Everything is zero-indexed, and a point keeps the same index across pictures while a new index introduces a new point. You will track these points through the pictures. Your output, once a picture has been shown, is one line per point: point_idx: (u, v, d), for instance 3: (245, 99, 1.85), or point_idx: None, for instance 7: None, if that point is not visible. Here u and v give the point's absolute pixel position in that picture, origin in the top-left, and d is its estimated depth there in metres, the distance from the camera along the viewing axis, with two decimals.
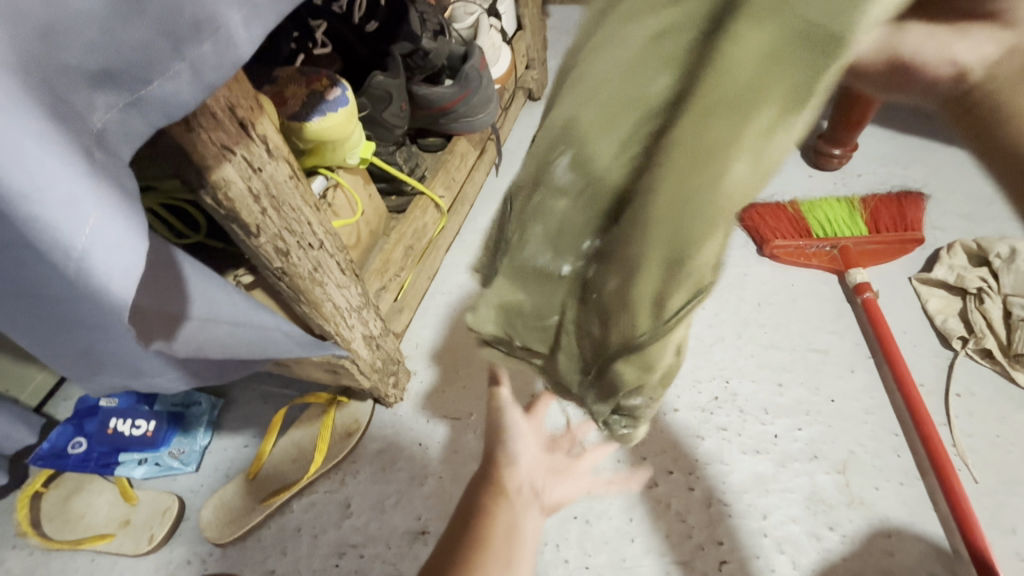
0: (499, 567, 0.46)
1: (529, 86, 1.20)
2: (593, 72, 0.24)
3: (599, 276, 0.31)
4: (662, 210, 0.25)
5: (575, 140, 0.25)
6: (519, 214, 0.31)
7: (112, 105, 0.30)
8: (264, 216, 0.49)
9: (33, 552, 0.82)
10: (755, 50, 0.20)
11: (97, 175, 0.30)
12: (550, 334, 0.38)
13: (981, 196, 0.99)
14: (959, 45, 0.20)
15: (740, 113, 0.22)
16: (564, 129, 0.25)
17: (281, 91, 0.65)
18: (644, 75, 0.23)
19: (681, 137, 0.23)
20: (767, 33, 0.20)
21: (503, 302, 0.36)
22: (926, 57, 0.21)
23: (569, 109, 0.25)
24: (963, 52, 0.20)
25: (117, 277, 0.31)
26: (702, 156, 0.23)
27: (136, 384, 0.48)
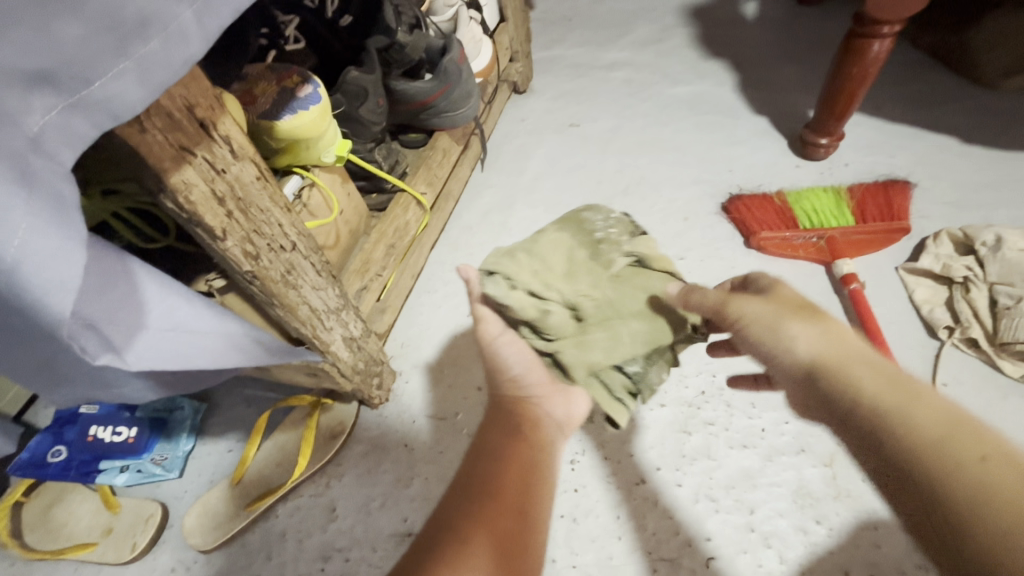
0: (513, 513, 0.46)
1: (513, 79, 1.18)
2: (585, 275, 0.60)
3: (655, 333, 0.58)
4: (650, 328, 0.58)
5: (597, 287, 0.59)
6: (586, 297, 0.59)
7: (50, 107, 0.28)
8: (229, 219, 0.48)
9: (15, 562, 0.80)
10: (641, 321, 0.58)
11: (29, 182, 0.28)
12: (604, 346, 0.57)
13: (968, 183, 0.98)
14: (782, 343, 0.50)
15: (652, 320, 0.58)
16: (590, 288, 0.59)
17: (250, 90, 0.63)
18: (606, 296, 0.59)
19: (642, 319, 0.58)
20: (641, 316, 0.58)
21: (564, 307, 0.58)
22: (827, 372, 0.46)
23: (587, 290, 0.59)
24: (800, 343, 0.49)
25: (56, 290, 0.30)
26: (656, 327, 0.58)
27: (103, 395, 0.47)
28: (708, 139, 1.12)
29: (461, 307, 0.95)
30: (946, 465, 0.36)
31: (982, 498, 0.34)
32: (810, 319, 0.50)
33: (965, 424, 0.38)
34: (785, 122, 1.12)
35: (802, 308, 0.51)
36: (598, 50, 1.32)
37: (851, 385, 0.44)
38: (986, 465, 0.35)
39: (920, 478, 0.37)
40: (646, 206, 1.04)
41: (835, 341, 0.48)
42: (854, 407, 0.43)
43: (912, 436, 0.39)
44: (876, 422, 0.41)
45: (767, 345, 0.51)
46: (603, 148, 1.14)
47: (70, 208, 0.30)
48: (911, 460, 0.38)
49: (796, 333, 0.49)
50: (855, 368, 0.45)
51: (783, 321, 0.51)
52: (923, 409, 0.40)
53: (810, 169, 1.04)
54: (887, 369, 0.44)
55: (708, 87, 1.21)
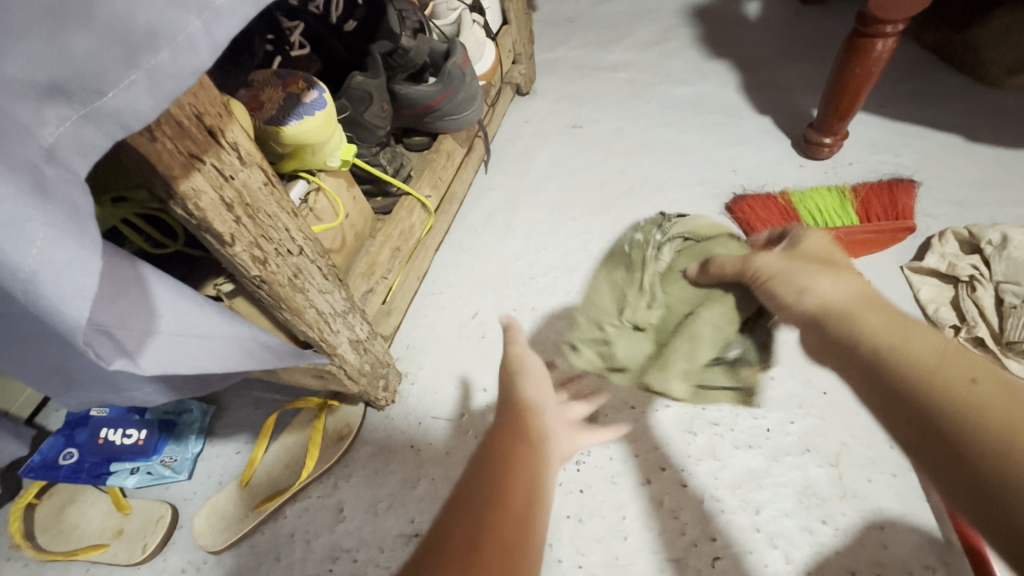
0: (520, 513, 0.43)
1: (517, 82, 1.19)
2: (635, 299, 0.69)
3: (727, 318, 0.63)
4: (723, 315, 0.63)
5: (658, 307, 0.67)
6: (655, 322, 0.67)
7: (63, 118, 0.29)
8: (237, 225, 0.48)
9: (27, 563, 0.81)
10: (713, 314, 0.63)
11: (45, 192, 0.29)
12: (690, 357, 0.66)
13: (975, 181, 0.98)
14: (801, 282, 0.50)
15: (720, 307, 0.63)
16: (652, 318, 0.67)
17: (257, 95, 0.64)
18: (672, 311, 0.66)
19: (712, 311, 0.63)
20: (707, 310, 0.64)
21: (631, 342, 0.69)
22: (836, 306, 0.46)
23: (650, 315, 0.67)
24: (816, 284, 0.49)
25: (71, 298, 0.31)
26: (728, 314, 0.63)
27: (115, 399, 0.48)
28: (712, 139, 1.12)
29: (466, 308, 0.96)
30: (939, 386, 0.36)
31: (976, 408, 0.34)
32: (822, 266, 0.51)
33: (961, 350, 0.38)
34: (788, 122, 1.12)
35: (817, 258, 0.53)
36: (601, 51, 1.32)
37: (857, 317, 0.44)
38: (977, 386, 0.35)
39: (919, 400, 0.37)
40: (650, 207, 1.04)
41: (844, 282, 0.48)
42: (857, 337, 0.42)
43: (909, 364, 0.38)
44: (879, 348, 0.41)
45: (785, 287, 0.51)
46: (606, 150, 1.14)
47: (83, 215, 0.31)
48: (909, 380, 0.38)
49: (811, 275, 0.50)
50: (861, 305, 0.45)
51: (802, 267, 0.51)
52: (922, 338, 0.40)
53: (814, 168, 1.04)
54: (888, 307, 0.44)
55: (711, 87, 1.21)
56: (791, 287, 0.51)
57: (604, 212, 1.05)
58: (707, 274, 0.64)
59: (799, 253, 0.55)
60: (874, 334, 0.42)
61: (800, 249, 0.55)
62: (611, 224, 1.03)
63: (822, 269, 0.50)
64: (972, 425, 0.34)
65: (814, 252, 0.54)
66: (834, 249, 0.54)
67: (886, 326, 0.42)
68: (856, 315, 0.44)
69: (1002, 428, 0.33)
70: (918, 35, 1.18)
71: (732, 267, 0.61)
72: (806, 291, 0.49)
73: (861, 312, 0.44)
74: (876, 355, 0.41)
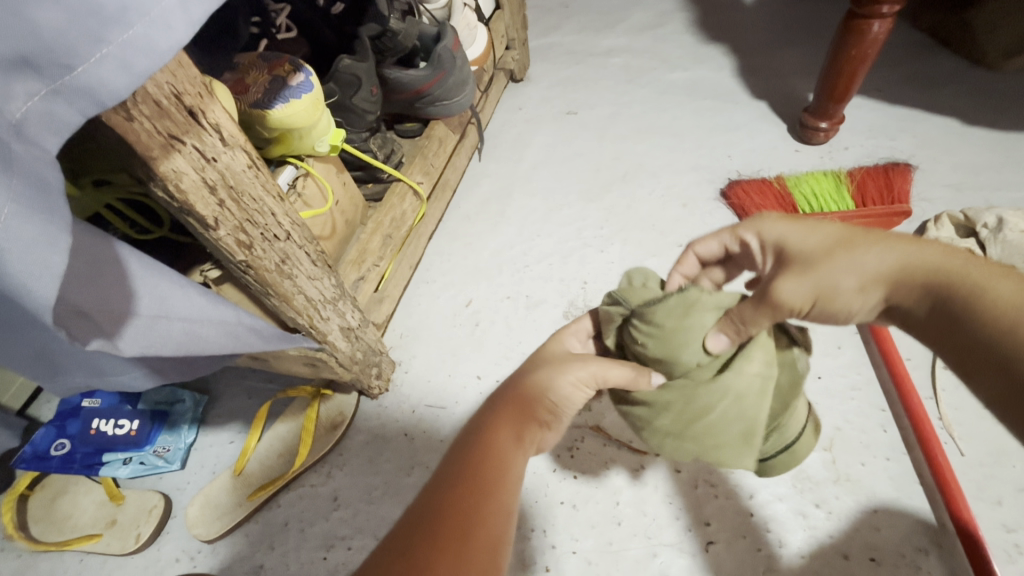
0: (495, 473, 0.41)
1: (510, 67, 1.17)
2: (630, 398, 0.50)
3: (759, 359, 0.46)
4: (761, 357, 0.46)
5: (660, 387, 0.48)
6: (678, 404, 0.47)
7: (32, 93, 0.28)
8: (221, 208, 0.47)
9: (21, 554, 0.81)
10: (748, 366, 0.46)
11: (13, 169, 0.29)
12: (745, 413, 0.46)
13: (971, 165, 0.97)
14: (843, 294, 0.42)
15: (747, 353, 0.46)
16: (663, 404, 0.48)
17: (243, 79, 0.63)
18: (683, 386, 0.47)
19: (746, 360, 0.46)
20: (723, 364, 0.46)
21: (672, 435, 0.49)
22: (900, 299, 0.41)
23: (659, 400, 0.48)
24: (852, 283, 0.42)
25: (40, 277, 0.31)
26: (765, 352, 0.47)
27: (100, 384, 0.48)
28: (707, 125, 1.11)
29: (459, 297, 0.95)
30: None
31: None
32: (839, 252, 0.43)
33: None
34: (784, 106, 1.11)
35: (824, 248, 0.43)
36: (596, 37, 1.31)
37: (928, 296, 0.39)
38: None
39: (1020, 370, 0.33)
40: (644, 194, 1.03)
41: (873, 256, 0.41)
42: (941, 314, 0.38)
43: (993, 327, 0.35)
44: (963, 320, 0.37)
45: (824, 299, 0.43)
46: (600, 136, 1.13)
47: (53, 195, 0.31)
48: (1008, 343, 0.34)
49: (840, 283, 0.42)
50: (914, 270, 0.40)
51: (821, 266, 0.43)
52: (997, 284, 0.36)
53: (810, 153, 1.03)
54: (938, 264, 0.39)
55: (706, 72, 1.19)
56: (831, 292, 0.42)
57: (598, 199, 1.04)
58: (742, 333, 0.45)
59: (799, 250, 0.45)
60: (945, 301, 0.38)
61: (788, 246, 0.46)
62: (605, 211, 1.02)
63: (843, 257, 0.42)
64: None
65: (806, 241, 0.45)
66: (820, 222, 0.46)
67: (955, 288, 0.38)
68: (926, 296, 0.39)
69: None
70: (914, 19, 1.17)
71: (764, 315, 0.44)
72: (854, 290, 0.42)
73: (923, 284, 0.39)
74: (956, 327, 0.37)
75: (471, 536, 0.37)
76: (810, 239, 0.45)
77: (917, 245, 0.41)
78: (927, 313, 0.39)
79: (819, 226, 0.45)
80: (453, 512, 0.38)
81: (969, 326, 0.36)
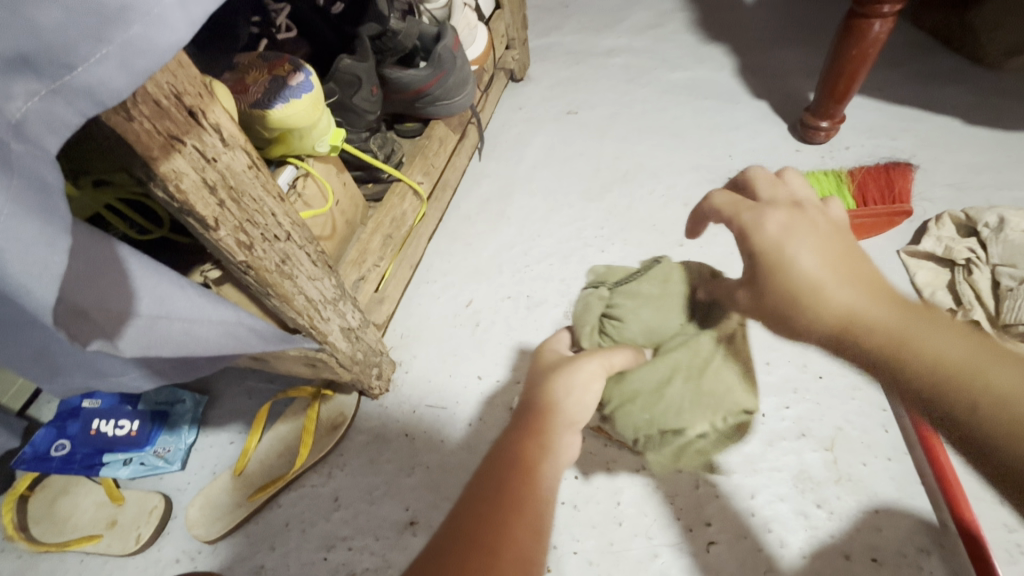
0: (528, 490, 0.40)
1: (510, 67, 1.17)
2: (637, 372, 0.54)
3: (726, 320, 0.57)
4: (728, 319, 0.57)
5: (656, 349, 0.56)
6: (682, 361, 0.54)
7: (31, 93, 0.28)
8: (221, 208, 0.47)
9: (21, 555, 0.81)
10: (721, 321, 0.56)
11: (12, 170, 0.29)
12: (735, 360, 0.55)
13: (972, 164, 0.97)
14: (788, 311, 0.43)
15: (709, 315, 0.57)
16: (672, 366, 0.54)
17: (243, 79, 0.63)
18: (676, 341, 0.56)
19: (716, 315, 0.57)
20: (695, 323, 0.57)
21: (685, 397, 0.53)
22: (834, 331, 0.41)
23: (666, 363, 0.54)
24: (797, 304, 0.42)
25: (39, 277, 0.31)
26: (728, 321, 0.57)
27: (101, 385, 0.48)
28: (707, 124, 1.11)
29: (460, 297, 0.95)
30: (952, 401, 0.34)
31: (984, 418, 0.32)
32: (789, 278, 0.43)
33: (984, 345, 0.35)
34: (784, 106, 1.11)
35: (780, 263, 0.43)
36: (596, 36, 1.31)
37: (856, 330, 0.39)
38: (1006, 394, 0.32)
39: (937, 411, 0.35)
40: (644, 193, 1.03)
41: (820, 282, 0.42)
42: (865, 355, 0.39)
43: (913, 369, 0.36)
44: (885, 366, 0.38)
45: (772, 315, 0.44)
46: (601, 136, 1.13)
47: (52, 194, 0.31)
48: (924, 387, 0.35)
49: (780, 302, 0.43)
50: (853, 308, 0.40)
51: (768, 279, 0.44)
52: (925, 337, 0.37)
53: (811, 152, 1.03)
54: (876, 305, 0.40)
55: (707, 71, 1.19)
56: (777, 316, 0.44)
57: (599, 199, 1.04)
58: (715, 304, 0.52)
59: (761, 257, 0.45)
60: (876, 339, 0.38)
61: (755, 244, 0.45)
62: (606, 210, 1.02)
63: (792, 273, 0.43)
64: (985, 433, 0.32)
65: (766, 251, 0.45)
66: (788, 228, 0.45)
67: (888, 330, 0.38)
68: (855, 331, 0.39)
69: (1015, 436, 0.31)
70: (916, 18, 1.17)
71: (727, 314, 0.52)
72: (797, 313, 0.42)
73: (864, 320, 0.39)
74: (881, 365, 0.38)
75: (499, 554, 0.36)
76: (771, 248, 0.44)
77: (862, 283, 0.41)
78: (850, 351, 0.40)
79: (786, 234, 0.44)
80: (484, 532, 0.37)
81: (888, 373, 0.37)
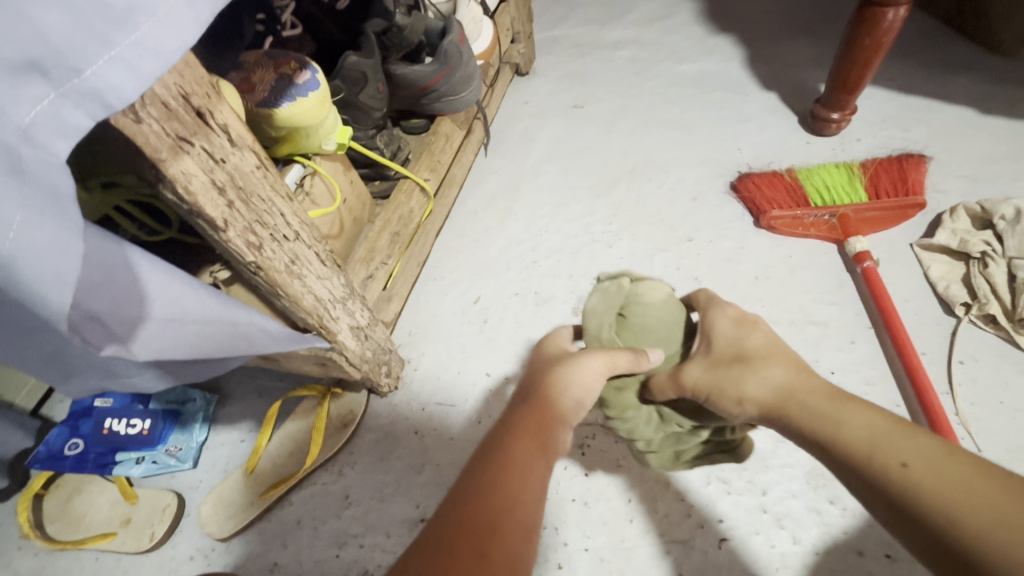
0: (521, 490, 0.41)
1: (516, 61, 1.16)
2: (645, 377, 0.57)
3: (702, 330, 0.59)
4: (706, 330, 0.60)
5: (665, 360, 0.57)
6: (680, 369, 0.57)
7: (41, 98, 0.28)
8: (230, 210, 0.47)
9: (38, 553, 0.82)
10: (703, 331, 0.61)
11: (23, 176, 0.28)
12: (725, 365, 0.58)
13: (987, 155, 0.95)
14: (734, 391, 0.51)
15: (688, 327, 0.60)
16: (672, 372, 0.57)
17: (248, 77, 0.62)
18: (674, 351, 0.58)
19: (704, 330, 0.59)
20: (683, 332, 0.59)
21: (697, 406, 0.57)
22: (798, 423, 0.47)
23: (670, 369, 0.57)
24: (748, 387, 0.50)
25: (51, 285, 0.31)
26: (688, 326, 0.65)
27: (115, 385, 0.48)
28: (716, 118, 1.09)
29: (468, 294, 0.95)
30: (877, 472, 0.40)
31: (942, 500, 0.36)
32: (741, 364, 0.52)
33: (898, 428, 0.42)
34: (794, 97, 1.09)
35: (731, 353, 0.53)
36: (602, 29, 1.29)
37: (813, 418, 0.46)
38: (908, 471, 0.39)
39: (922, 516, 0.37)
40: (653, 188, 1.02)
41: (766, 372, 0.50)
42: (807, 435, 0.46)
43: (851, 445, 0.43)
44: (858, 461, 0.42)
45: (715, 398, 0.52)
46: (608, 130, 1.11)
47: (63, 200, 0.30)
48: (868, 470, 0.41)
49: (724, 387, 0.51)
50: (794, 392, 0.48)
51: (705, 367, 0.53)
52: (850, 415, 0.44)
53: (822, 145, 1.02)
54: (816, 390, 0.48)
55: (715, 63, 1.18)
56: (714, 396, 0.52)
57: (607, 193, 1.03)
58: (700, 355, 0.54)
59: (711, 351, 0.54)
60: (839, 429, 0.44)
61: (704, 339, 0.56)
62: (613, 206, 1.01)
63: (737, 363, 0.52)
64: (967, 528, 0.35)
65: (726, 342, 0.54)
66: (744, 328, 0.54)
67: (825, 417, 0.45)
68: (822, 424, 0.45)
69: (940, 502, 0.37)
70: (930, 6, 1.14)
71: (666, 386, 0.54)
72: (742, 398, 0.50)
73: (793, 407, 0.48)
74: (845, 455, 0.43)
75: (488, 552, 0.36)
76: (721, 342, 0.54)
77: (802, 374, 0.49)
78: (825, 442, 0.44)
79: (740, 328, 0.54)
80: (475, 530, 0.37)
81: (855, 463, 0.42)
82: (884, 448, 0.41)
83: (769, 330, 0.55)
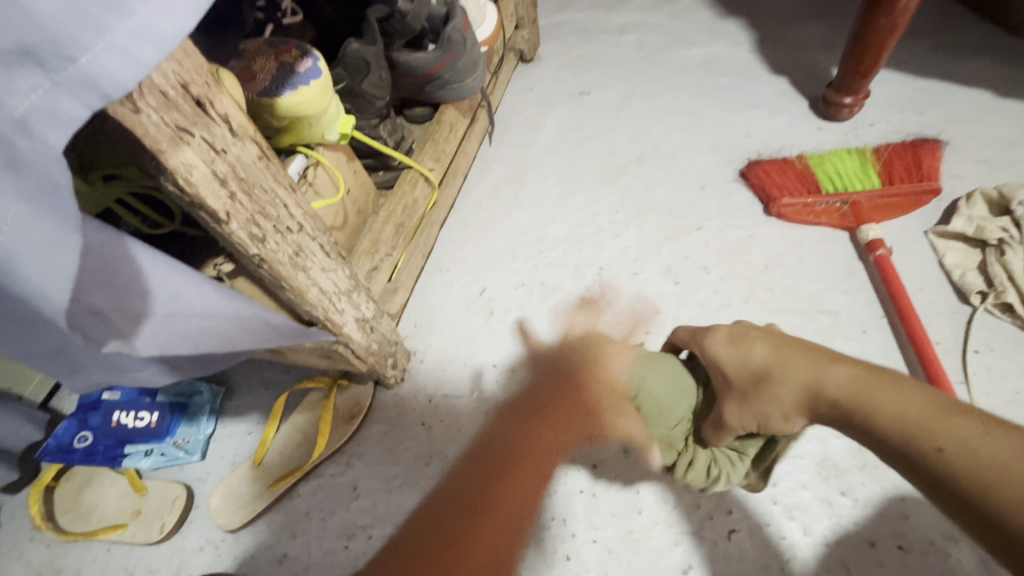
0: None
1: (520, 48, 1.14)
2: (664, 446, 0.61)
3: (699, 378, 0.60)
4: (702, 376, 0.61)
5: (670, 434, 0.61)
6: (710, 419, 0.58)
7: (35, 87, 0.27)
8: (232, 202, 0.46)
9: (50, 544, 0.82)
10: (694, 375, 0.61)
11: (19, 169, 0.27)
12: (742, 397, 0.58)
13: (1004, 139, 0.93)
14: (771, 414, 0.50)
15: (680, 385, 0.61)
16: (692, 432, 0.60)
17: (249, 66, 0.61)
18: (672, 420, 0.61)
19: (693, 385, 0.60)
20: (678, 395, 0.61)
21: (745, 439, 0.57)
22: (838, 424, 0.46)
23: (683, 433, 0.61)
24: (777, 403, 0.50)
25: (52, 278, 0.31)
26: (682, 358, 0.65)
27: (121, 379, 0.47)
28: (724, 103, 1.07)
29: (473, 285, 0.94)
30: (921, 462, 0.40)
31: (986, 482, 0.36)
32: (764, 382, 0.50)
33: (930, 406, 0.41)
34: (805, 82, 1.07)
35: (748, 376, 0.51)
36: (608, 13, 1.26)
37: (849, 417, 0.45)
38: (947, 455, 0.39)
39: (971, 499, 0.37)
40: (661, 176, 1.00)
41: (786, 382, 0.49)
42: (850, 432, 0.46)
43: (891, 435, 0.42)
44: (901, 450, 0.42)
45: (760, 422, 0.52)
46: (614, 117, 1.10)
47: (61, 194, 0.30)
48: (912, 460, 0.41)
49: (763, 414, 0.51)
50: (819, 391, 0.47)
51: (734, 394, 0.53)
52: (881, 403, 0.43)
53: (833, 130, 1.00)
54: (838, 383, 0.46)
55: (724, 47, 1.15)
56: (754, 417, 0.51)
57: (614, 182, 1.01)
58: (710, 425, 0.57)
59: (729, 374, 0.53)
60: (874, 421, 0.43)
61: (715, 363, 0.55)
62: (620, 194, 1.00)
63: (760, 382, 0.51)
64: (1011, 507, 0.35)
65: (738, 366, 0.53)
66: (748, 342, 0.53)
67: (858, 412, 0.44)
68: (859, 421, 0.44)
69: (983, 483, 0.37)
70: None
71: (723, 434, 0.55)
72: (782, 417, 0.50)
73: (824, 408, 0.47)
74: (888, 445, 0.43)
75: None
76: (731, 364, 0.53)
77: (820, 366, 0.48)
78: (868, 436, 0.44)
79: (744, 345, 0.53)
80: None
81: (898, 454, 0.42)
82: (921, 434, 0.41)
83: (770, 333, 0.53)
